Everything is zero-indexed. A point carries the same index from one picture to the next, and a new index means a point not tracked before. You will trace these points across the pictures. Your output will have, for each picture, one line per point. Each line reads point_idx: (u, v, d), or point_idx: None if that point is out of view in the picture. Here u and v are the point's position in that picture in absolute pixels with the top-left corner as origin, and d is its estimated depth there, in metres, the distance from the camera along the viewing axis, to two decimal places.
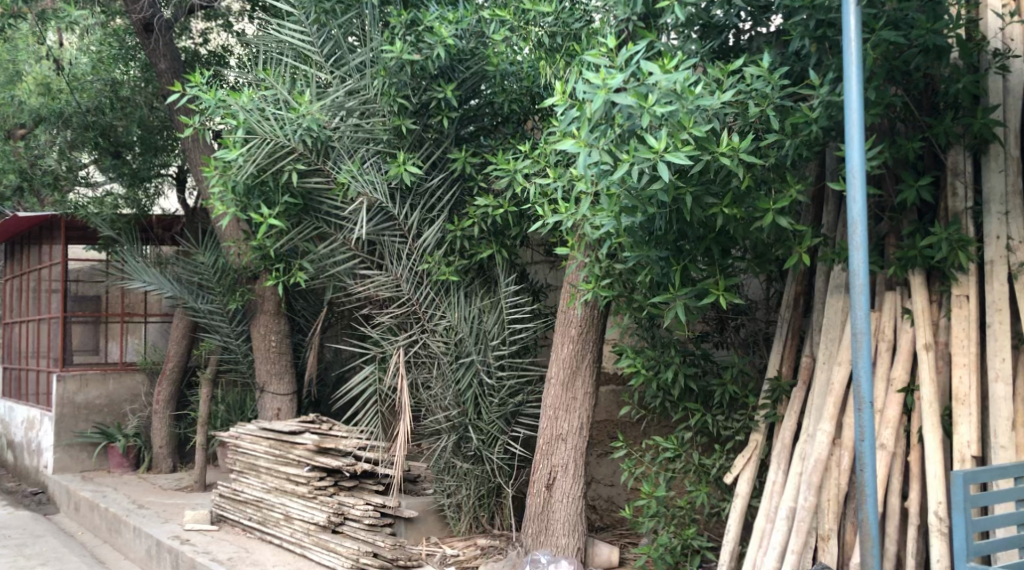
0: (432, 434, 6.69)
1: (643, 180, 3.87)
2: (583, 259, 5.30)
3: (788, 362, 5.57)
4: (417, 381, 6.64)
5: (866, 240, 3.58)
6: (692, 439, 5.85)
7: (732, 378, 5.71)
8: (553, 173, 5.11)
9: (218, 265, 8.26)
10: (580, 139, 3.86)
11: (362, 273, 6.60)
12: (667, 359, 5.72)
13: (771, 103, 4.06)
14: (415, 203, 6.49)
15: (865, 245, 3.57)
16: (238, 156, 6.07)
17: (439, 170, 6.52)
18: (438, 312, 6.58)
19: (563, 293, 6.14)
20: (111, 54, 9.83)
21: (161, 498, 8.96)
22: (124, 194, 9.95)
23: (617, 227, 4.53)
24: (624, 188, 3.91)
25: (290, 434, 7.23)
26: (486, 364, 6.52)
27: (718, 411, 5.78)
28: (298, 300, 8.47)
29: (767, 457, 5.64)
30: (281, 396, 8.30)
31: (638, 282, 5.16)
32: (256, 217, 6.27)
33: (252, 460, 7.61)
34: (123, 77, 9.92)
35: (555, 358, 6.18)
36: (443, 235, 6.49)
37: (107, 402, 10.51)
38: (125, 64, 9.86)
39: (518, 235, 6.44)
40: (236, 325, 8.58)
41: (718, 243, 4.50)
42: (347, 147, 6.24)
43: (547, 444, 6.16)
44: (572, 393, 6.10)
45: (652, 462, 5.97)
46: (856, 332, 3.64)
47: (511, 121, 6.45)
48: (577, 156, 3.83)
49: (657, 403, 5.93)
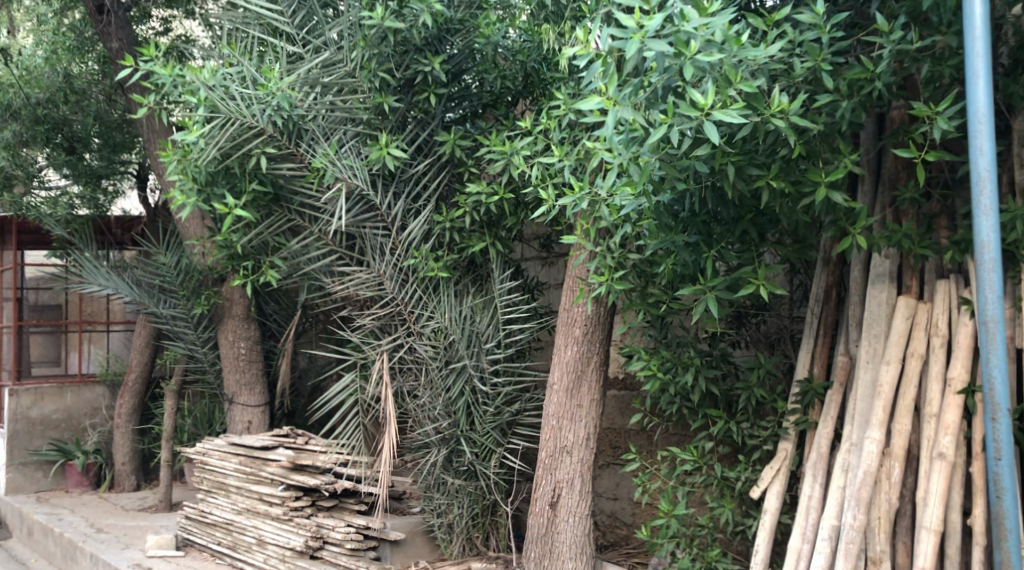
0: (420, 447, 6.04)
1: (680, 148, 3.27)
2: (595, 248, 4.69)
3: (821, 363, 4.98)
4: (403, 389, 6.02)
5: (994, 200, 3.27)
6: (713, 449, 5.25)
7: (758, 381, 5.10)
8: (560, 152, 4.49)
9: (181, 265, 7.43)
10: (606, 98, 3.24)
11: (340, 270, 5.95)
12: (686, 360, 5.12)
13: (825, 59, 3.43)
14: (399, 192, 5.87)
15: (995, 207, 3.26)
16: (198, 138, 5.40)
17: (425, 155, 5.88)
18: (426, 312, 5.93)
19: (566, 287, 5.53)
20: (67, 46, 9.00)
21: (122, 520, 8.23)
22: (80, 193, 9.24)
23: (640, 208, 3.92)
24: (656, 158, 3.30)
25: (263, 449, 6.58)
26: (480, 369, 5.87)
27: (743, 418, 5.17)
28: (269, 302, 7.81)
29: (799, 468, 5.05)
30: (252, 407, 7.63)
31: (657, 274, 4.57)
32: (221, 207, 5.58)
33: (220, 478, 6.92)
34: (79, 70, 9.10)
35: (558, 361, 5.56)
36: (430, 227, 5.89)
37: (64, 417, 9.74)
38: (81, 54, 9.06)
39: (515, 225, 5.80)
40: (202, 331, 7.71)
41: (756, 225, 3.90)
42: (323, 129, 5.61)
43: (551, 457, 5.52)
44: (578, 401, 5.47)
45: (669, 475, 5.33)
46: (985, 317, 3.33)
47: (502, 103, 5.87)
48: (603, 119, 3.20)
49: (672, 410, 5.31)
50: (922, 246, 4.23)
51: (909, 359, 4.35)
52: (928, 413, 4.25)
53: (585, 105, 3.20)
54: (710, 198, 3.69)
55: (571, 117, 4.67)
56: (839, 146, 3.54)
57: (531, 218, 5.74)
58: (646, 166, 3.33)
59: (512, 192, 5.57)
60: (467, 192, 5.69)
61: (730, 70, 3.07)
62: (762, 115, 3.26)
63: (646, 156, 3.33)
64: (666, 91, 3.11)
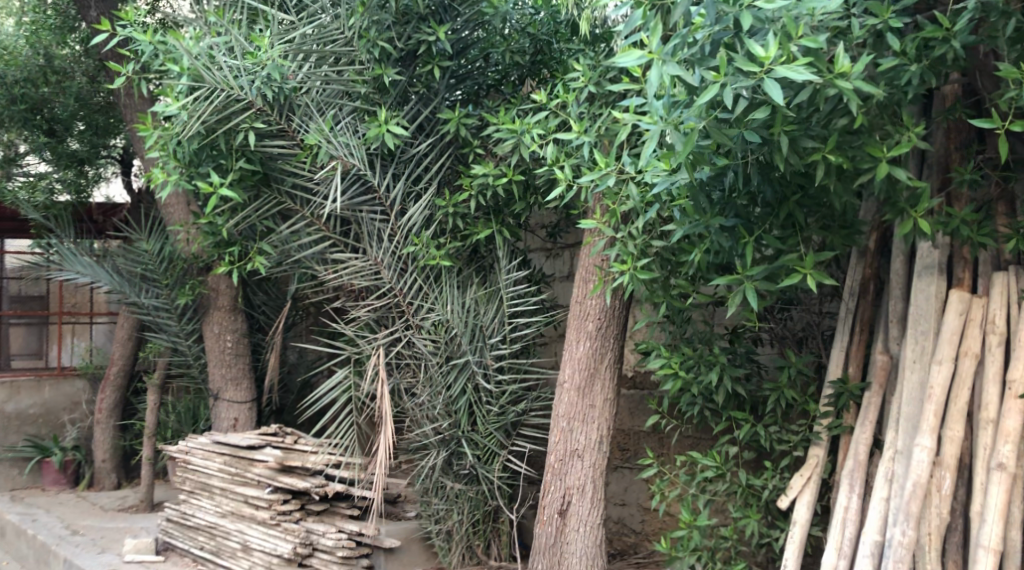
0: (419, 449, 5.64)
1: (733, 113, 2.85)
2: (615, 234, 4.28)
3: (856, 363, 4.59)
4: (400, 386, 5.61)
5: None
6: (738, 454, 4.83)
7: (788, 382, 4.69)
8: (579, 127, 4.08)
9: (164, 253, 7.01)
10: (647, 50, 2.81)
11: (333, 258, 5.52)
12: (711, 357, 4.70)
13: (892, 17, 3.04)
14: (399, 173, 5.45)
15: None
16: (179, 111, 4.95)
17: (428, 134, 5.46)
18: (426, 304, 5.52)
19: (579, 279, 5.12)
20: (48, 25, 8.36)
21: (100, 521, 7.77)
22: (61, 175, 8.71)
23: (675, 187, 3.50)
24: (701, 124, 2.88)
25: (249, 449, 6.18)
26: (483, 366, 5.45)
27: (770, 421, 4.76)
28: (257, 292, 7.38)
29: (831, 476, 4.65)
30: (239, 404, 7.18)
31: (685, 262, 4.16)
32: (205, 186, 5.11)
33: (204, 479, 6.49)
34: (62, 51, 8.48)
35: (568, 358, 5.14)
36: (432, 212, 5.47)
37: (42, 411, 9.25)
38: (64, 35, 8.41)
39: (524, 210, 5.39)
40: (186, 322, 7.27)
41: (803, 208, 3.47)
42: (317, 104, 5.17)
43: (560, 462, 5.11)
44: (590, 401, 5.06)
45: (689, 482, 4.91)
46: None
47: (509, 80, 5.46)
48: (643, 76, 2.77)
49: (693, 412, 4.90)
50: (979, 233, 3.84)
51: (962, 359, 3.95)
52: (985, 419, 3.87)
53: (623, 59, 2.76)
54: (756, 175, 3.28)
55: (592, 89, 4.32)
56: (904, 116, 3.14)
57: (542, 203, 5.34)
58: (689, 133, 2.91)
59: (522, 174, 5.15)
60: (473, 173, 5.26)
61: (792, 23, 2.69)
62: (825, 77, 2.84)
63: (690, 123, 2.91)
64: (717, 46, 2.73)
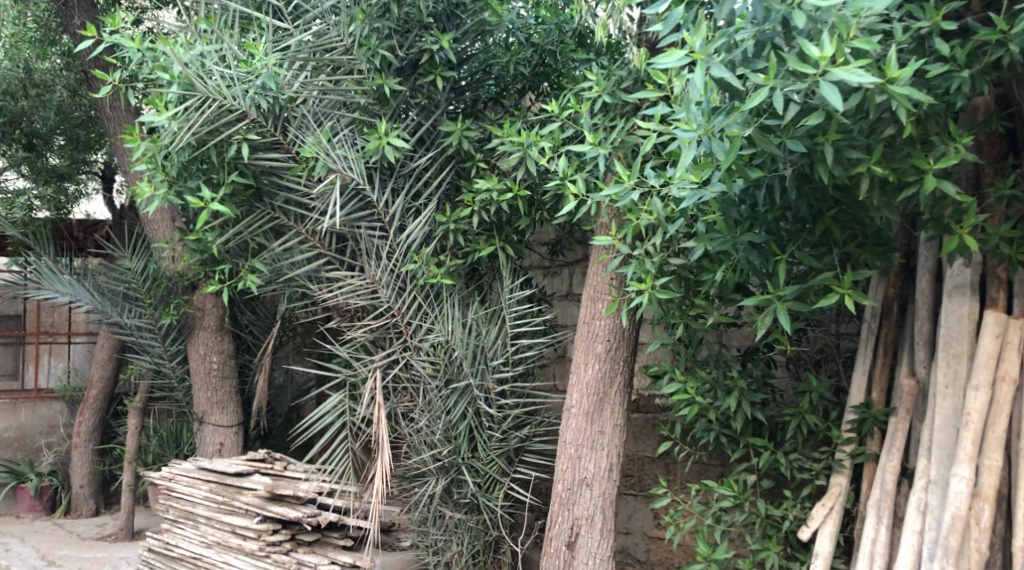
0: (417, 477, 5.36)
1: (782, 119, 2.75)
2: (631, 251, 4.06)
3: (880, 387, 4.38)
4: (396, 411, 5.35)
5: None
6: (755, 483, 4.62)
7: (810, 407, 4.48)
8: (594, 139, 3.91)
9: (149, 271, 6.77)
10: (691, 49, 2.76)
11: (328, 276, 5.27)
12: (728, 381, 4.50)
13: (942, 18, 2.85)
14: (398, 188, 5.23)
15: None
16: (169, 121, 4.70)
17: (428, 147, 5.26)
18: (426, 324, 5.27)
19: (587, 299, 4.90)
20: (29, 38, 7.94)
21: (77, 551, 7.43)
22: (39, 190, 8.35)
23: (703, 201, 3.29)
24: (747, 131, 2.78)
25: (237, 476, 5.93)
26: (485, 390, 5.20)
27: (791, 448, 4.55)
28: (245, 311, 7.10)
29: (853, 507, 4.43)
30: (225, 428, 6.90)
31: (706, 281, 3.95)
32: (195, 201, 4.82)
33: (188, 507, 6.18)
34: (42, 64, 8.13)
35: (576, 382, 4.90)
36: (432, 229, 5.24)
37: (17, 435, 8.96)
38: (45, 47, 8.04)
39: (529, 227, 5.18)
40: (170, 343, 6.98)
41: (839, 224, 3.27)
42: (315, 114, 4.94)
43: (567, 491, 4.86)
44: (599, 427, 4.82)
45: (703, 512, 4.69)
46: None
47: (512, 91, 5.24)
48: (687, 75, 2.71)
49: (707, 439, 4.69)
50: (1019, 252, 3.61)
51: (999, 384, 3.75)
52: None
53: (667, 60, 2.69)
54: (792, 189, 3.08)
55: (607, 99, 4.12)
56: (950, 126, 2.93)
57: (548, 220, 5.14)
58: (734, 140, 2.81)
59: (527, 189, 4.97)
60: (476, 188, 5.05)
61: (844, 22, 2.54)
62: (874, 82, 2.65)
63: (734, 129, 2.81)
64: (764, 46, 2.66)
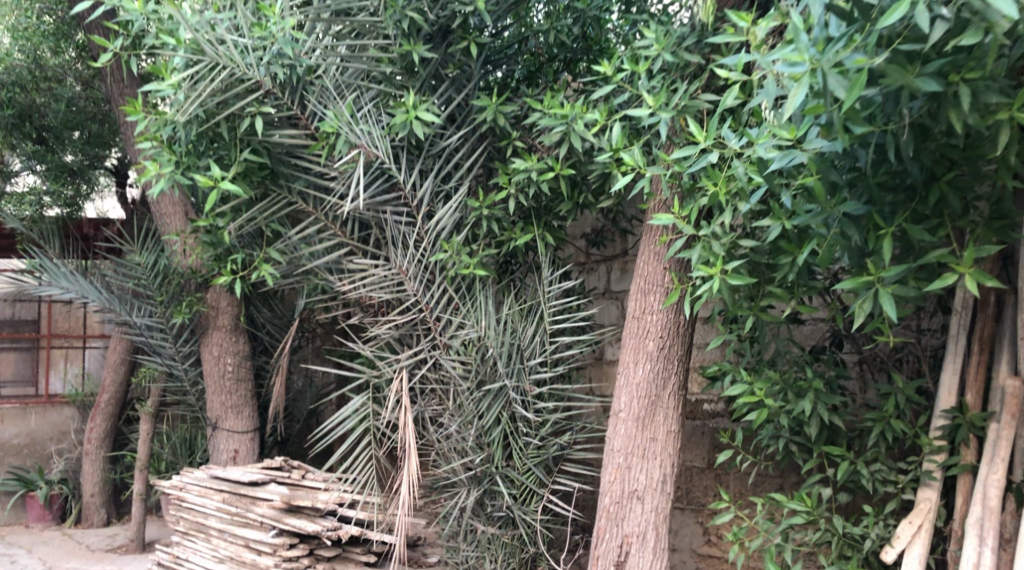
0: (447, 489, 4.86)
1: (922, 44, 2.36)
2: (696, 232, 3.56)
3: (976, 388, 3.85)
4: (424, 415, 4.84)
5: None
6: (831, 497, 4.11)
7: (895, 412, 3.95)
8: (654, 102, 3.46)
9: (157, 266, 6.25)
10: None
11: (350, 266, 4.79)
12: (800, 382, 3.99)
13: None
14: (427, 169, 4.74)
15: None
16: (173, 89, 4.20)
17: (459, 125, 4.74)
18: (457, 320, 4.77)
19: (637, 290, 4.38)
20: (42, 31, 7.14)
21: (86, 563, 6.96)
22: (48, 188, 7.66)
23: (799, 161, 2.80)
24: (875, 60, 2.36)
25: (251, 486, 5.48)
26: (523, 392, 4.70)
27: (872, 458, 4.03)
28: (261, 309, 6.65)
29: (944, 524, 3.92)
30: (240, 434, 6.44)
31: (783, 264, 3.45)
32: (205, 179, 4.30)
33: (200, 519, 5.71)
34: (53, 57, 7.30)
35: (625, 383, 4.37)
36: (464, 214, 4.74)
37: (27, 441, 8.43)
38: (59, 41, 7.25)
39: (571, 212, 4.67)
40: (183, 343, 6.46)
41: (955, 194, 2.76)
42: (336, 82, 4.48)
43: (616, 505, 4.33)
44: (651, 434, 4.29)
45: (770, 529, 4.17)
46: None
47: (548, 69, 4.79)
48: None
49: (775, 447, 4.18)
50: None
51: None
52: None
53: None
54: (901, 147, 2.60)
55: (668, 58, 3.60)
56: None
57: (594, 203, 4.62)
58: (858, 72, 2.38)
59: (572, 167, 4.43)
60: (513, 168, 4.54)
61: None
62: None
63: (857, 60, 2.39)
64: None
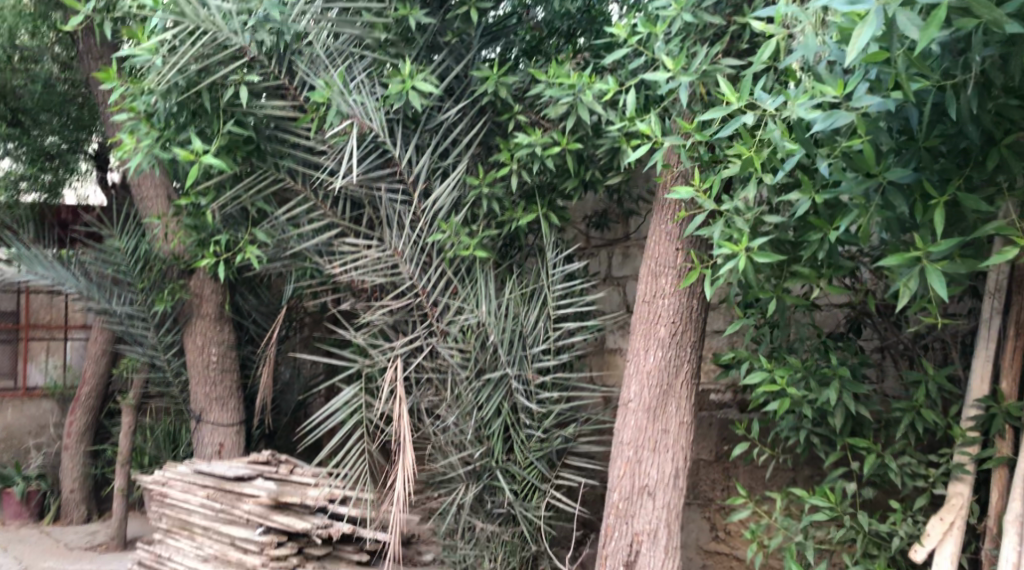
0: (444, 483, 4.58)
1: None
2: (718, 207, 3.33)
3: (1012, 375, 3.60)
4: (420, 407, 4.55)
5: None
6: (855, 492, 3.86)
7: (926, 401, 3.70)
8: (675, 62, 3.24)
9: (139, 253, 5.97)
10: None
11: (341, 248, 4.49)
12: (825, 370, 3.74)
13: None
14: (423, 145, 4.46)
15: None
16: (150, 54, 3.91)
17: (458, 98, 4.48)
18: (456, 306, 4.49)
19: (647, 273, 4.10)
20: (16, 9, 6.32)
21: (65, 562, 6.65)
22: (24, 171, 7.24)
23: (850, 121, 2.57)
24: None
25: (237, 481, 5.24)
26: (525, 381, 4.43)
27: (900, 451, 3.79)
28: (247, 296, 6.36)
29: (977, 521, 3.68)
30: (225, 427, 6.15)
31: (812, 241, 3.19)
32: (185, 152, 4.01)
33: (183, 516, 5.42)
34: (28, 40, 6.73)
35: (634, 371, 4.09)
36: (462, 193, 4.47)
37: (4, 436, 8.09)
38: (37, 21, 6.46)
39: (576, 190, 4.40)
40: (164, 333, 6.19)
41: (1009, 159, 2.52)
42: (331, 48, 4.27)
43: (625, 502, 4.04)
44: (663, 425, 4.02)
45: (790, 526, 3.92)
46: None
47: (549, 43, 4.56)
48: None
49: (795, 440, 3.93)
50: None
51: None
52: None
53: None
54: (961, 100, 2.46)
55: (688, 19, 3.29)
56: None
57: (602, 181, 4.35)
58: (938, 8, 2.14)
59: (579, 142, 4.17)
60: (515, 143, 4.27)
61: None
62: None
63: None
64: None
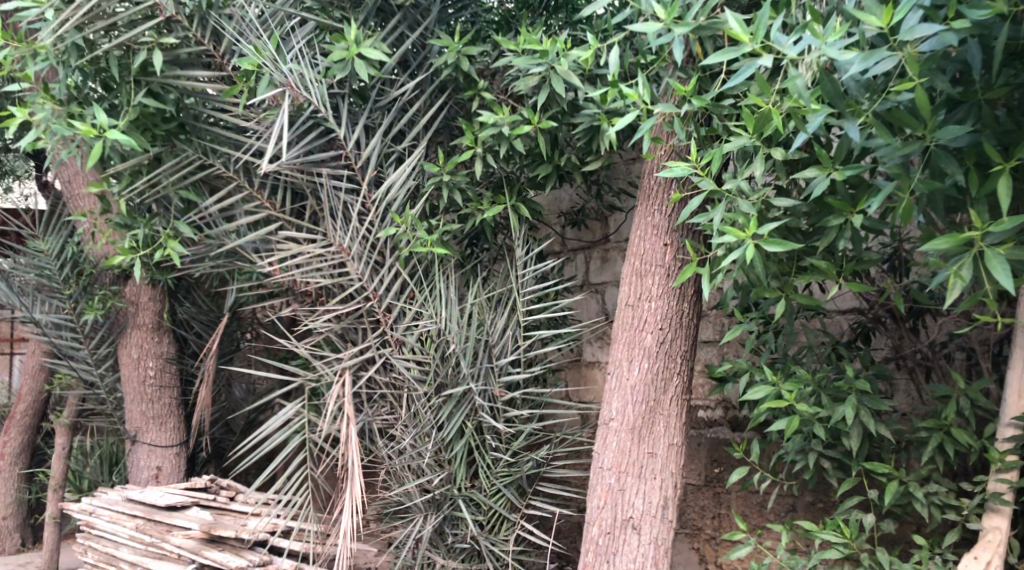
0: (399, 515, 3.98)
1: None
2: (718, 187, 2.80)
3: None
4: (371, 427, 3.97)
5: None
6: (874, 525, 3.31)
7: (955, 419, 3.17)
8: (666, 13, 2.75)
9: (65, 254, 5.33)
10: None
11: (280, 245, 3.92)
12: (838, 383, 3.20)
13: None
14: (374, 125, 3.93)
15: None
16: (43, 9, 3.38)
17: (414, 73, 3.95)
18: (412, 311, 3.92)
19: (631, 272, 3.55)
20: None
21: None
22: None
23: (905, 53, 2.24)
24: None
25: (169, 511, 4.58)
26: (490, 397, 3.87)
27: (925, 478, 3.25)
28: (184, 303, 5.64)
29: (1017, 559, 3.14)
30: (163, 449, 5.51)
31: (830, 228, 2.66)
32: (86, 127, 3.42)
33: (110, 549, 4.78)
34: None
35: (616, 386, 3.53)
36: (420, 182, 3.91)
37: None
38: None
39: (550, 178, 3.86)
40: (98, 346, 5.51)
41: None
42: (273, 9, 3.74)
43: (606, 537, 3.46)
44: (649, 448, 3.45)
45: (799, 565, 3.36)
46: None
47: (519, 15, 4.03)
48: None
49: (802, 464, 3.39)
50: None
51: None
52: None
53: None
54: None
55: None
56: None
57: (580, 167, 3.81)
58: None
59: (552, 121, 3.63)
60: (480, 123, 3.72)
61: None
62: None
63: None
64: None
